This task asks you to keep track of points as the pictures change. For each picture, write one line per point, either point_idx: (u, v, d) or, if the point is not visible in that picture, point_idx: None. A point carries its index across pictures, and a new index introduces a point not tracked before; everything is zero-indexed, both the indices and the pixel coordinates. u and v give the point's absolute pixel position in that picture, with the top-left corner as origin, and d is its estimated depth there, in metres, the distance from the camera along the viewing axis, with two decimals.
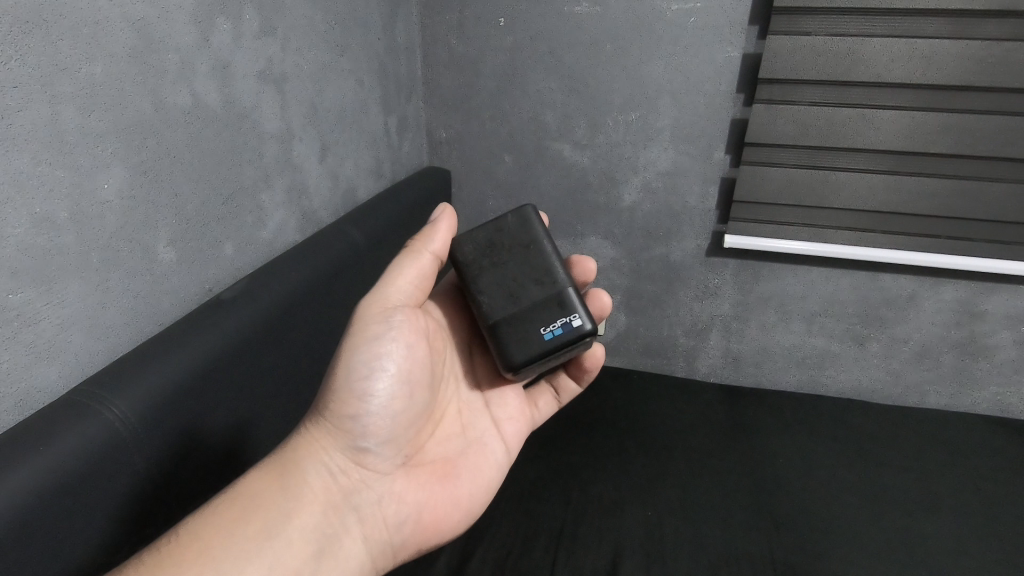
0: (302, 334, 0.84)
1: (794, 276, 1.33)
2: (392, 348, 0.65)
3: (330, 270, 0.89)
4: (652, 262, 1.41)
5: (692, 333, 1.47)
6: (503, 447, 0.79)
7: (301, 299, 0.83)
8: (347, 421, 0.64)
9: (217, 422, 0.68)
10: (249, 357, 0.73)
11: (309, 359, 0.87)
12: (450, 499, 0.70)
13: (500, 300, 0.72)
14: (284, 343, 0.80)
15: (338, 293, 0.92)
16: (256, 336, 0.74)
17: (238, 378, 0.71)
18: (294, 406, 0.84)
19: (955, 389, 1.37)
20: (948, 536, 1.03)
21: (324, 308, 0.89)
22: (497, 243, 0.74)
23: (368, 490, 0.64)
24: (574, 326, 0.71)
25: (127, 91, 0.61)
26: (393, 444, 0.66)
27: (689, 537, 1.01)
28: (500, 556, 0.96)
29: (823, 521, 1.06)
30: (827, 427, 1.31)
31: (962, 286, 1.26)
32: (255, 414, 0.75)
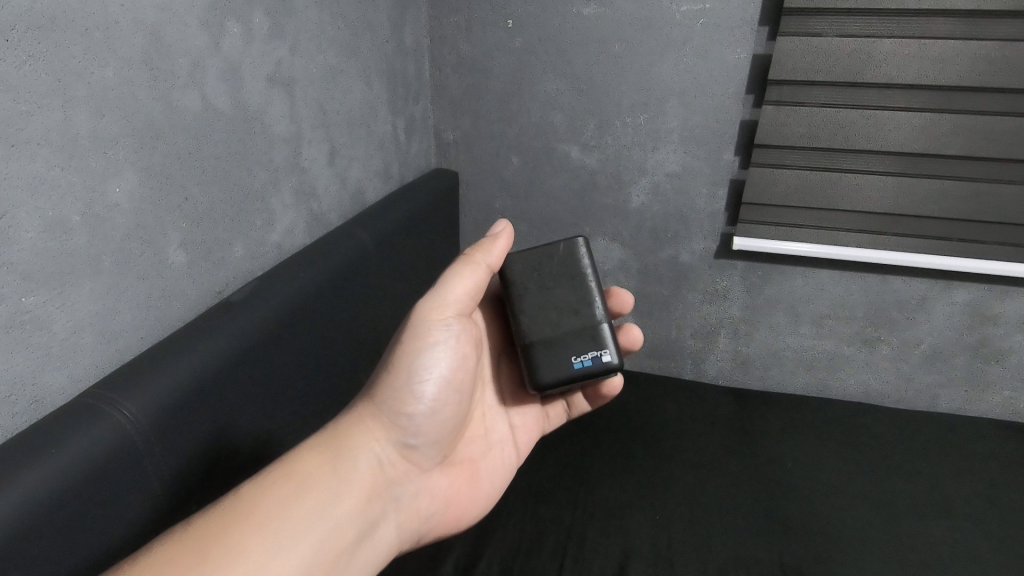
0: (311, 337, 0.84)
1: (803, 279, 1.32)
2: (451, 354, 0.67)
3: (339, 272, 0.90)
4: (660, 264, 1.40)
5: (700, 335, 1.46)
6: (514, 450, 0.81)
7: (311, 301, 0.83)
8: (404, 417, 0.65)
9: (228, 424, 0.69)
10: (259, 358, 0.73)
11: (318, 361, 0.87)
12: (467, 496, 0.73)
13: (539, 320, 0.75)
14: (294, 344, 0.80)
15: (347, 296, 0.92)
16: (266, 338, 0.74)
17: (247, 380, 0.71)
18: (303, 409, 0.85)
19: (967, 393, 1.36)
20: (960, 542, 1.02)
21: (333, 311, 0.89)
22: (544, 268, 0.76)
23: (409, 482, 0.66)
24: (602, 361, 0.73)
25: (139, 95, 0.62)
26: (433, 442, 0.68)
27: (697, 541, 1.00)
28: (507, 558, 0.96)
29: (833, 526, 1.05)
30: (837, 431, 1.30)
31: (974, 289, 1.24)
32: (264, 415, 0.75)
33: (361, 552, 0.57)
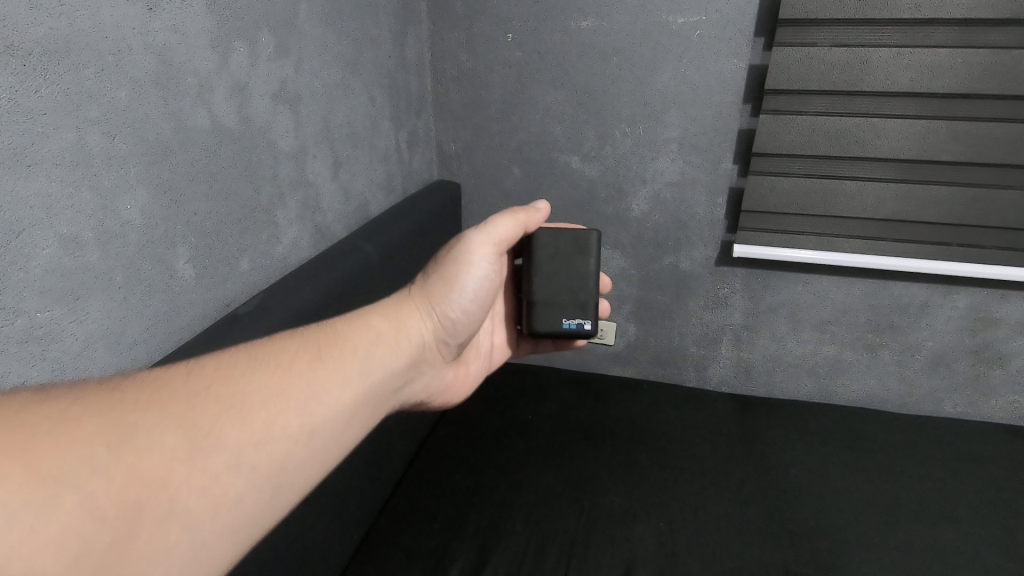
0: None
1: (805, 286, 1.33)
2: (489, 269, 0.76)
3: (345, 284, 0.91)
4: (661, 273, 1.41)
5: (703, 343, 1.47)
6: (488, 361, 0.90)
7: (317, 312, 0.84)
8: (448, 308, 0.74)
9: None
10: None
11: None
12: (457, 387, 0.83)
13: (546, 284, 0.84)
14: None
15: (352, 306, 0.94)
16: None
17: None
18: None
19: (971, 398, 1.36)
20: (966, 546, 1.02)
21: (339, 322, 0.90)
22: (559, 243, 0.84)
23: (435, 363, 0.75)
24: (584, 328, 0.85)
25: (149, 113, 0.63)
26: (458, 338, 0.77)
27: (703, 546, 1.01)
28: (513, 565, 0.96)
29: (837, 531, 1.05)
30: (840, 437, 1.30)
31: (974, 294, 1.25)
32: None
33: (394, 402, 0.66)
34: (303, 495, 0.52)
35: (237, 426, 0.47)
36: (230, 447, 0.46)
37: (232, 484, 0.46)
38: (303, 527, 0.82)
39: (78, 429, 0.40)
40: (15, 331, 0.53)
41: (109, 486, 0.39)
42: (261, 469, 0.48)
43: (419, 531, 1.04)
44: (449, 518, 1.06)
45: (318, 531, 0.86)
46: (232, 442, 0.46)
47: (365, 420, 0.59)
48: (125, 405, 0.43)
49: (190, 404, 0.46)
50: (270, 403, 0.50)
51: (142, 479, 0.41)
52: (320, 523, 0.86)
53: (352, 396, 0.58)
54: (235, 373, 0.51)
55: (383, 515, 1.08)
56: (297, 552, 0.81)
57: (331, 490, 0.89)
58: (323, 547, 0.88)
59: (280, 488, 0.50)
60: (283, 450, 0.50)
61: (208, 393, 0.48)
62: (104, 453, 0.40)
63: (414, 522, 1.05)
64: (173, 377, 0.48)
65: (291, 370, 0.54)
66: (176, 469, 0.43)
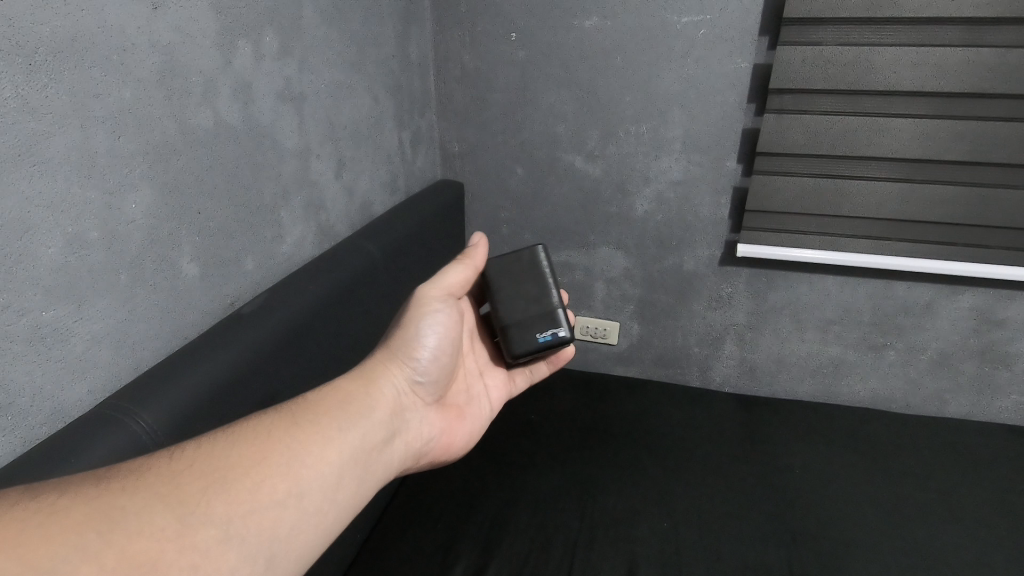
0: (320, 346, 0.85)
1: (808, 286, 1.33)
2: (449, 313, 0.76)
3: (348, 282, 0.91)
4: (664, 272, 1.41)
5: (706, 343, 1.46)
6: (488, 405, 0.87)
7: (321, 311, 0.84)
8: (417, 354, 0.72)
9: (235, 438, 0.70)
10: (267, 373, 0.74)
11: (327, 372, 0.88)
12: (458, 434, 0.79)
13: (511, 307, 0.83)
14: (303, 356, 0.81)
15: (355, 305, 0.94)
16: (275, 352, 0.75)
17: (255, 393, 0.72)
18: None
19: (975, 398, 1.35)
20: (971, 547, 1.02)
21: (342, 322, 0.90)
22: (512, 264, 0.85)
23: (423, 411, 0.73)
24: (560, 336, 0.83)
25: (153, 113, 0.64)
26: (438, 383, 0.75)
27: (706, 547, 1.01)
28: (517, 564, 0.96)
29: (841, 532, 1.04)
30: (844, 437, 1.30)
31: (980, 293, 1.24)
32: None
33: (386, 460, 0.63)
34: (302, 567, 0.50)
35: (222, 497, 0.45)
36: (219, 519, 0.44)
37: (224, 559, 0.43)
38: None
39: (66, 518, 0.39)
40: (22, 330, 0.53)
41: (102, 572, 0.37)
42: (253, 540, 0.46)
43: (422, 533, 1.03)
44: (451, 521, 1.06)
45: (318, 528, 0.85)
46: (220, 514, 0.45)
47: (356, 480, 0.57)
48: (111, 489, 0.42)
49: (172, 484, 0.44)
50: (253, 471, 0.48)
51: (133, 560, 0.39)
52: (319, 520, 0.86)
53: (336, 453, 0.56)
54: (215, 447, 0.49)
55: (385, 517, 1.07)
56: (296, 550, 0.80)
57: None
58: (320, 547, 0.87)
59: (273, 561, 0.47)
60: (272, 518, 0.48)
61: (191, 468, 0.46)
62: (94, 540, 0.39)
63: (416, 523, 1.05)
64: (152, 462, 0.46)
65: (272, 435, 0.52)
66: (166, 548, 0.41)
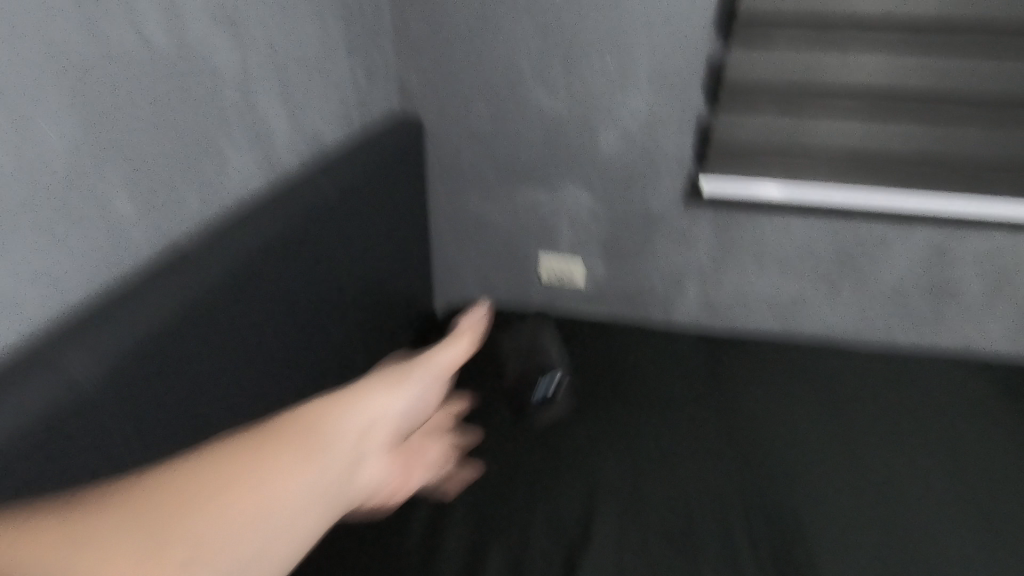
0: (266, 290, 0.81)
1: (771, 224, 1.34)
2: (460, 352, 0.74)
3: (300, 220, 0.87)
4: (630, 211, 1.40)
5: (670, 282, 1.48)
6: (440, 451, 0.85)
7: (272, 250, 0.81)
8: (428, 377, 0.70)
9: (177, 384, 0.67)
10: (211, 316, 0.71)
11: (278, 315, 0.86)
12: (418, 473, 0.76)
13: None
14: (249, 300, 0.78)
15: (308, 244, 0.90)
16: (219, 293, 0.72)
17: (197, 337, 0.69)
18: (260, 362, 0.83)
19: (921, 330, 1.42)
20: (912, 468, 1.08)
21: (296, 262, 0.88)
22: None
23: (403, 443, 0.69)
24: None
25: (64, 27, 0.57)
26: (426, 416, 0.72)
27: (664, 477, 1.05)
28: (480, 502, 1.00)
29: (791, 457, 1.10)
30: (800, 368, 1.34)
31: (933, 229, 1.27)
32: (222, 367, 0.75)
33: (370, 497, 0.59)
34: None
35: (203, 521, 0.41)
36: (198, 541, 0.40)
37: None
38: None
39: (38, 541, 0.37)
40: None
41: None
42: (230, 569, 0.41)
43: None
44: None
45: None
46: (202, 534, 0.41)
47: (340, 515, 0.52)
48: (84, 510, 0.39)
49: (150, 503, 0.41)
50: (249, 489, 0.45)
51: None
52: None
53: (335, 480, 0.52)
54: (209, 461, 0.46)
55: None
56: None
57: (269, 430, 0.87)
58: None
59: None
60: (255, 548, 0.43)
61: (182, 485, 0.43)
62: None
63: None
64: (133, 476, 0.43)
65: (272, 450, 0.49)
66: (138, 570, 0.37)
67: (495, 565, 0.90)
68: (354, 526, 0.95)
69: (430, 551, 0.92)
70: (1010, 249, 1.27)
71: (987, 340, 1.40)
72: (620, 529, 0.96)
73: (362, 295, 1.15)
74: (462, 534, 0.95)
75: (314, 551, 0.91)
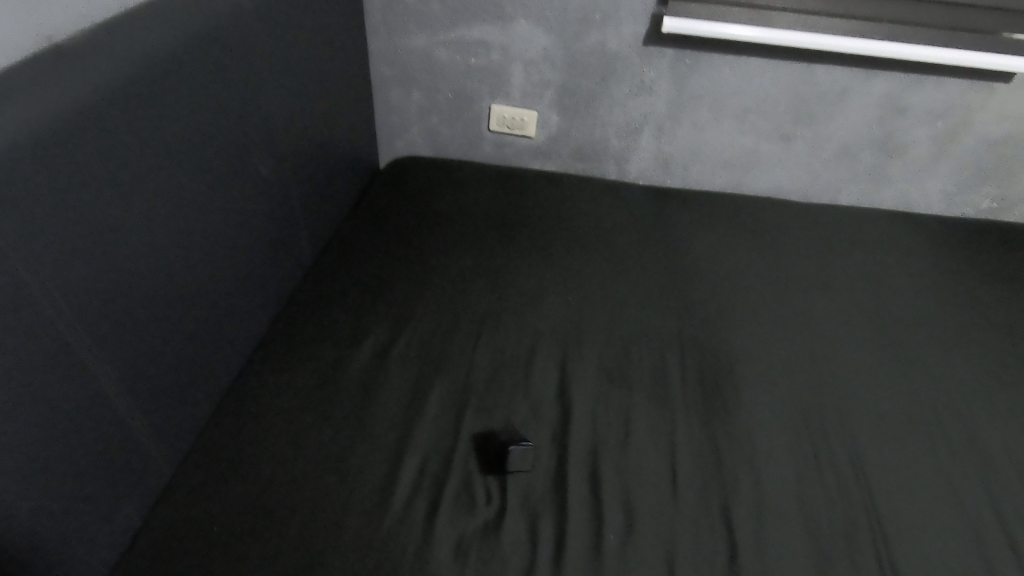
0: (155, 110, 0.73)
1: (730, 70, 1.27)
2: None
3: (191, 35, 0.78)
4: (586, 53, 1.29)
5: (625, 135, 1.42)
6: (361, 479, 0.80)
7: (162, 65, 0.73)
8: None
9: (54, 205, 0.61)
10: (81, 134, 0.63)
11: (177, 140, 0.77)
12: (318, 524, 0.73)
13: None
14: (133, 118, 0.69)
15: (205, 66, 0.81)
16: (87, 109, 0.64)
17: (68, 157, 0.62)
18: (166, 192, 0.77)
19: (866, 186, 1.43)
20: (838, 309, 1.14)
21: (193, 83, 0.79)
22: None
23: None
24: None
25: None
26: None
27: (606, 318, 1.08)
28: (424, 340, 1.01)
29: (728, 301, 1.14)
30: (744, 222, 1.36)
31: (891, 78, 1.24)
32: (117, 193, 0.69)
33: None
34: None
35: None
36: None
37: None
38: (152, 301, 0.77)
39: None
40: None
41: None
42: None
43: (328, 314, 1.05)
44: (359, 306, 1.06)
45: (174, 307, 0.81)
46: None
47: None
48: None
49: None
50: None
51: None
52: (176, 299, 0.81)
53: None
54: None
55: (291, 305, 1.07)
56: (150, 326, 0.77)
57: (187, 266, 0.83)
58: (187, 324, 0.84)
59: None
60: None
61: None
62: None
63: (323, 311, 1.05)
64: None
65: None
66: None
67: (437, 394, 0.92)
68: (297, 365, 0.95)
69: (373, 384, 0.93)
70: (962, 101, 1.26)
71: (926, 197, 1.43)
72: (560, 363, 0.99)
73: (289, 133, 1.05)
74: (406, 367, 0.96)
75: (249, 396, 0.90)
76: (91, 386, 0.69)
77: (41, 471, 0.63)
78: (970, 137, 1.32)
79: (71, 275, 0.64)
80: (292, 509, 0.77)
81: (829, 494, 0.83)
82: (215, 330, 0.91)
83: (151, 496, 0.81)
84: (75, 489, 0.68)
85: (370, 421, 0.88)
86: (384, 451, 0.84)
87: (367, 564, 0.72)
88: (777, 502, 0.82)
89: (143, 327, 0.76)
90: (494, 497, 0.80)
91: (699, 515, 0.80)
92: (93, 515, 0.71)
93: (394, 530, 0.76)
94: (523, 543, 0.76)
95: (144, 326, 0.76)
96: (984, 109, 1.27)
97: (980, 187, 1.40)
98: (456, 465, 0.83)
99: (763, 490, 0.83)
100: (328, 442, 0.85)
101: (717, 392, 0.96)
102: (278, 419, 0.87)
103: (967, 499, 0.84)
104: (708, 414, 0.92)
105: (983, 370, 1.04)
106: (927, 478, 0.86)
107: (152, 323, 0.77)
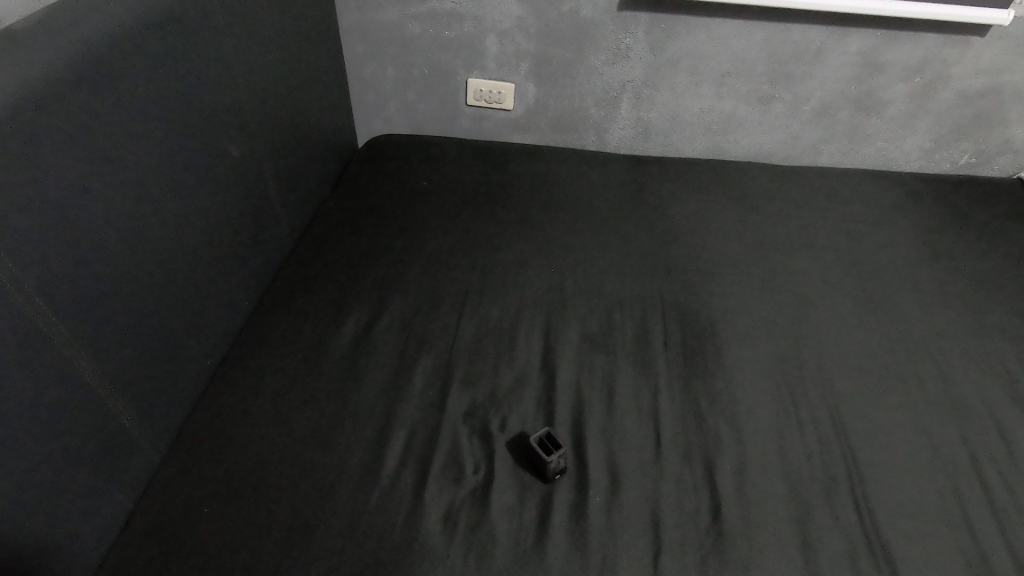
0: (119, 95, 0.71)
1: (707, 34, 1.26)
2: None
3: (152, 17, 0.76)
4: (560, 21, 1.27)
5: (604, 103, 1.41)
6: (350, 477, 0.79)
7: (124, 49, 0.71)
8: None
9: (16, 196, 0.59)
10: (40, 122, 0.61)
11: (144, 123, 0.76)
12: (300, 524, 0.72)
13: None
14: (96, 102, 0.68)
15: (169, 49, 0.79)
16: (44, 95, 0.62)
17: (29, 145, 0.60)
18: (136, 176, 0.75)
19: (846, 145, 1.44)
20: (815, 268, 1.15)
21: (157, 67, 0.77)
22: None
23: None
24: None
25: None
26: None
27: (588, 285, 1.08)
28: (407, 317, 1.01)
29: (709, 264, 1.15)
30: (725, 186, 1.36)
31: (868, 35, 1.23)
32: (86, 181, 0.67)
33: None
34: None
35: None
36: None
37: None
38: (130, 288, 0.76)
39: None
40: None
41: None
42: None
43: (309, 295, 1.04)
44: (340, 285, 1.06)
45: (152, 293, 0.81)
46: None
47: None
48: None
49: None
50: None
51: None
52: (153, 286, 0.81)
53: None
54: None
55: (272, 287, 1.06)
56: (128, 313, 0.76)
57: (163, 252, 0.82)
58: (166, 309, 0.84)
59: None
60: None
61: None
62: None
63: (304, 292, 1.04)
64: None
65: None
66: None
67: (423, 368, 0.93)
68: (280, 347, 0.95)
69: (357, 362, 0.93)
70: (937, 56, 1.26)
71: (905, 153, 1.44)
72: (543, 332, 0.99)
73: (259, 115, 1.03)
74: (389, 344, 0.96)
75: (233, 381, 0.90)
76: (71, 377, 0.68)
77: (30, 463, 0.64)
78: (947, 92, 1.32)
79: (47, 267, 0.64)
80: (278, 494, 0.77)
81: (807, 446, 0.85)
82: (196, 314, 0.90)
83: (140, 479, 0.82)
84: (62, 476, 0.68)
85: (355, 399, 0.88)
86: (370, 430, 0.84)
87: (359, 537, 0.73)
88: (758, 456, 0.84)
89: (122, 314, 0.75)
90: (481, 465, 0.81)
91: (683, 474, 0.81)
92: (82, 499, 0.72)
93: (383, 504, 0.77)
94: (511, 509, 0.77)
95: (122, 314, 0.75)
96: (959, 63, 1.27)
97: (957, 142, 1.41)
98: (443, 437, 0.84)
99: (745, 445, 0.85)
100: (314, 422, 0.85)
101: (699, 355, 0.97)
102: (264, 401, 0.87)
103: (941, 443, 0.87)
104: (690, 376, 0.94)
105: (961, 322, 1.05)
106: (905, 428, 0.88)
107: (130, 311, 0.77)
